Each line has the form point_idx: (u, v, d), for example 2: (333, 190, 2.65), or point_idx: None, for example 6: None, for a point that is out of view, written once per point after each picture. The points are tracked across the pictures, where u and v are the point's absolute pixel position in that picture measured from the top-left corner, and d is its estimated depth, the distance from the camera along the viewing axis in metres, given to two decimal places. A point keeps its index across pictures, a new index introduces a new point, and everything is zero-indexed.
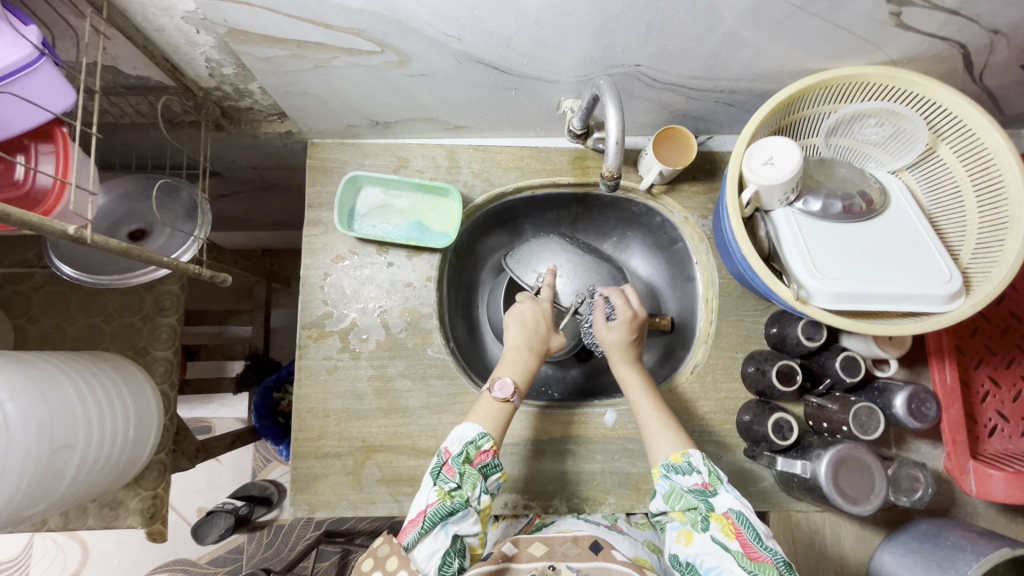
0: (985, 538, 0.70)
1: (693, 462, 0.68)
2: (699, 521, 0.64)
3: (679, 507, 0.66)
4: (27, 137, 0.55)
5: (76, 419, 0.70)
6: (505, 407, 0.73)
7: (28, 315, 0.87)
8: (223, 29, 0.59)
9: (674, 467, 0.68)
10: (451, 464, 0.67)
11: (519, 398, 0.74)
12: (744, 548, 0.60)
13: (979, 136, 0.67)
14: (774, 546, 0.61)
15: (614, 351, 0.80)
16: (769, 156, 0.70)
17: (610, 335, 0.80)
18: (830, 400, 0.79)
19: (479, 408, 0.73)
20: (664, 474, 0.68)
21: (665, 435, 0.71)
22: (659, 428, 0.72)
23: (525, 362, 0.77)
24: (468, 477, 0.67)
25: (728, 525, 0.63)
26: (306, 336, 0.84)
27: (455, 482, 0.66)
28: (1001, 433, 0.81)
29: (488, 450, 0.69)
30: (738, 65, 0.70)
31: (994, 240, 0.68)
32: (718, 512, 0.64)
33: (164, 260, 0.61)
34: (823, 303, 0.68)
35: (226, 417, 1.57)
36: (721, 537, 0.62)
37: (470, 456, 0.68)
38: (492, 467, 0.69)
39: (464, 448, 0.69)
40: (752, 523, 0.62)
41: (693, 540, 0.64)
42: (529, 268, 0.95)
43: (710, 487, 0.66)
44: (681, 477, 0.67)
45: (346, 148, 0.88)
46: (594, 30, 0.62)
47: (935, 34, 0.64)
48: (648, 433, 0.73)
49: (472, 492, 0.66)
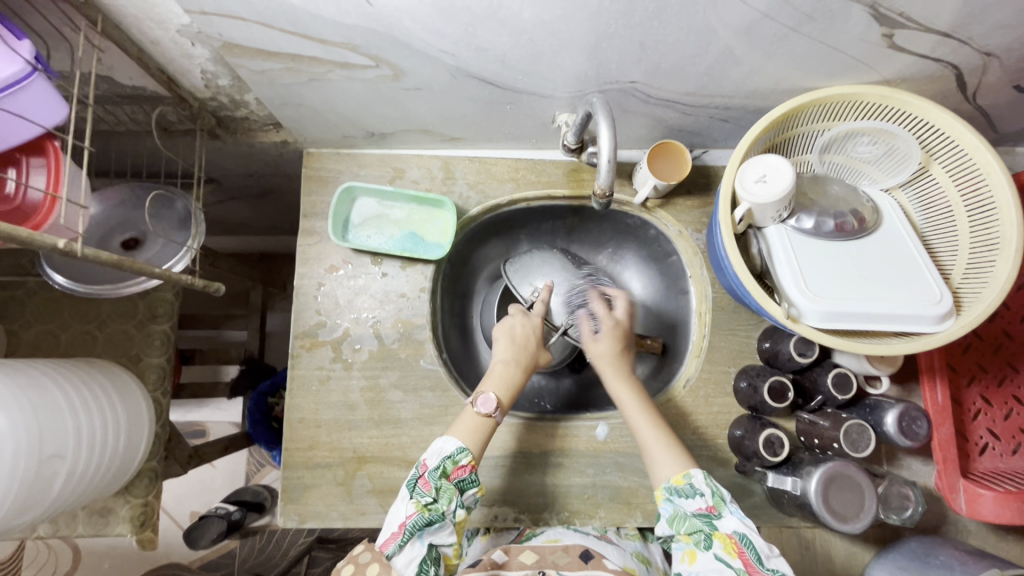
0: (974, 557, 0.71)
1: (695, 485, 0.68)
2: (703, 541, 0.65)
3: (684, 531, 0.67)
4: (18, 150, 0.55)
5: (66, 428, 0.70)
6: (486, 422, 0.73)
7: (21, 320, 0.87)
8: (218, 42, 0.59)
9: (676, 489, 0.68)
10: (427, 477, 0.68)
11: (501, 412, 0.74)
12: (746, 567, 0.61)
13: (972, 157, 0.68)
14: (777, 566, 0.61)
15: (605, 363, 0.81)
16: (762, 174, 0.70)
17: (597, 347, 0.82)
18: (822, 416, 0.79)
19: (462, 424, 0.73)
20: (667, 498, 0.68)
21: (666, 455, 0.71)
22: (659, 447, 0.72)
23: (511, 377, 0.78)
24: (444, 491, 0.67)
25: (731, 545, 0.63)
26: (298, 346, 0.84)
27: (431, 496, 0.66)
28: (992, 452, 0.81)
29: (465, 465, 0.68)
30: (732, 83, 0.71)
31: (985, 261, 0.68)
32: (721, 533, 0.64)
33: (156, 272, 0.61)
34: (814, 322, 0.68)
35: (220, 421, 1.56)
36: (724, 555, 0.63)
37: (447, 471, 0.68)
38: (469, 481, 0.69)
39: (441, 462, 0.68)
40: (755, 544, 0.62)
41: (697, 559, 0.64)
42: (526, 280, 0.93)
43: (715, 510, 0.66)
44: (684, 500, 0.67)
45: (342, 159, 0.88)
46: (588, 47, 0.62)
47: (927, 55, 0.65)
48: (648, 450, 0.73)
49: (449, 505, 0.66)
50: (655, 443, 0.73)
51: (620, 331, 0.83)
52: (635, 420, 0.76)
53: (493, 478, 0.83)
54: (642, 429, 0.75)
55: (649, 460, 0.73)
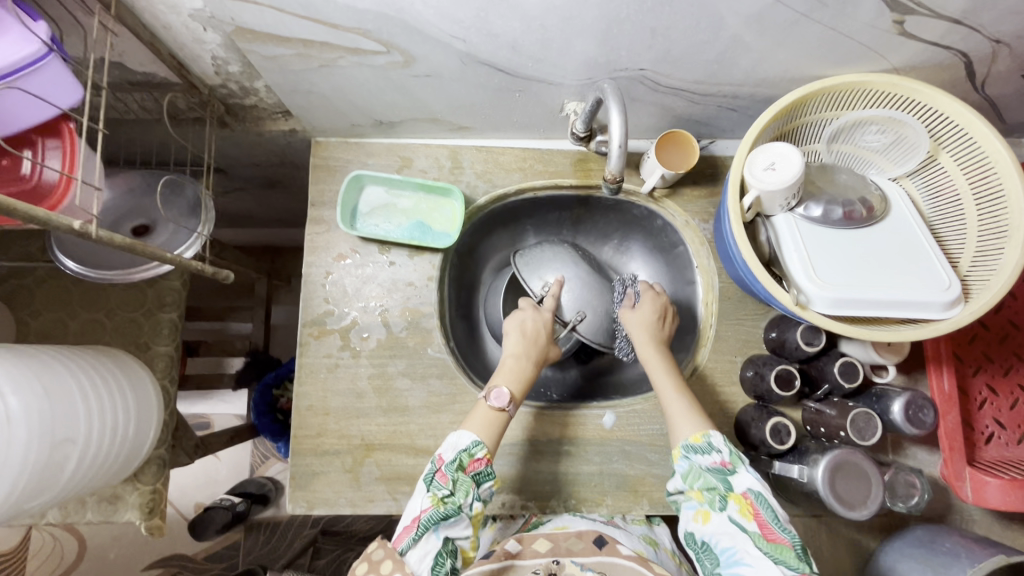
0: (980, 545, 0.71)
1: (713, 443, 0.69)
2: (718, 501, 0.66)
3: (697, 487, 0.68)
4: (34, 132, 0.56)
5: (77, 411, 0.71)
6: (498, 415, 0.73)
7: (30, 308, 0.87)
8: (230, 27, 0.59)
9: (694, 447, 0.69)
10: (444, 470, 0.68)
11: (513, 406, 0.74)
12: (762, 529, 0.62)
13: (980, 144, 0.68)
14: (793, 529, 0.62)
15: (639, 331, 0.84)
16: (771, 162, 0.70)
17: (634, 313, 0.86)
18: (828, 405, 0.79)
19: (474, 417, 0.73)
20: (685, 455, 0.70)
21: (687, 417, 0.72)
22: (681, 410, 0.73)
23: (523, 370, 0.79)
24: (461, 484, 0.67)
25: (746, 505, 0.64)
26: (307, 334, 0.84)
27: (448, 489, 0.67)
28: (998, 441, 0.81)
29: (481, 458, 0.69)
30: (741, 71, 0.71)
31: (993, 249, 0.68)
32: (736, 493, 0.65)
33: (168, 257, 0.61)
34: (823, 309, 0.68)
35: (226, 413, 1.57)
36: (740, 518, 0.64)
37: (464, 463, 0.68)
38: (485, 474, 0.69)
39: (457, 455, 0.69)
40: (770, 504, 0.63)
41: (710, 520, 0.66)
42: (537, 274, 0.93)
43: (730, 466, 0.67)
44: (700, 457, 0.69)
45: (350, 147, 0.88)
46: (599, 33, 0.62)
47: (937, 42, 0.65)
48: (670, 415, 0.74)
49: (465, 499, 0.67)
50: (677, 407, 0.74)
51: (658, 305, 0.87)
52: (660, 381, 0.77)
53: (501, 466, 0.83)
54: (665, 390, 0.76)
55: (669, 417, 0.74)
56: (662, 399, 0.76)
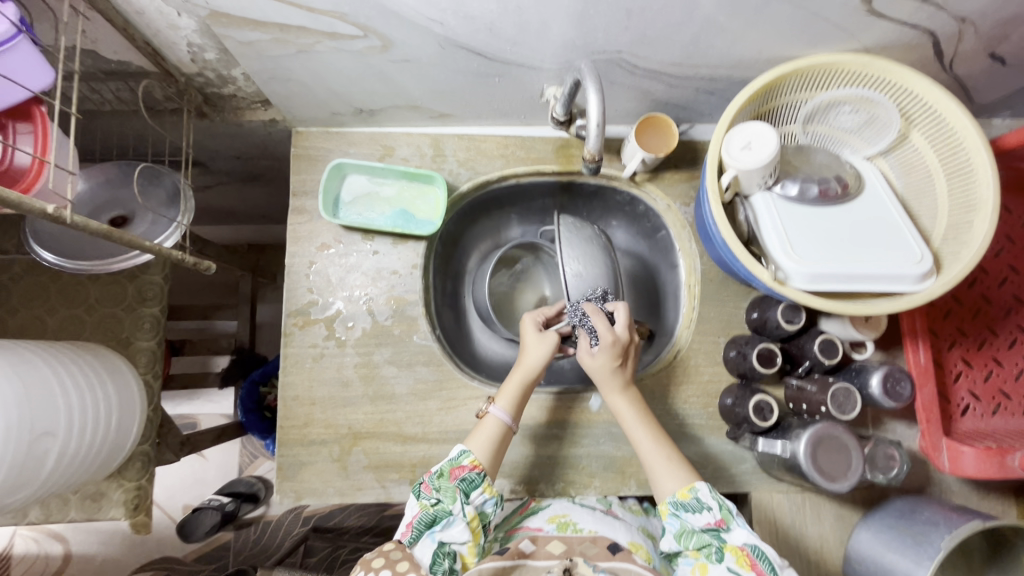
0: (958, 513, 0.73)
1: (701, 498, 0.69)
2: (714, 554, 0.66)
3: (692, 545, 0.68)
4: (5, 116, 0.55)
5: (56, 407, 0.70)
6: (500, 430, 0.74)
7: (7, 305, 0.85)
8: (205, 11, 0.59)
9: (683, 504, 0.69)
10: (428, 481, 0.70)
11: (505, 415, 0.75)
12: None
13: (950, 123, 0.70)
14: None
15: (602, 379, 0.77)
16: (748, 141, 0.71)
17: (592, 361, 0.77)
18: (810, 381, 0.81)
19: (478, 432, 0.74)
20: (674, 512, 0.70)
21: (668, 470, 0.72)
22: (661, 464, 0.73)
23: (514, 381, 0.77)
24: (446, 491, 0.68)
25: (744, 557, 0.64)
26: (291, 324, 0.83)
27: (434, 497, 0.68)
28: (973, 412, 0.83)
29: (465, 465, 0.70)
30: (717, 52, 0.71)
31: (963, 223, 0.70)
32: (731, 545, 0.66)
33: (145, 245, 0.60)
34: (801, 284, 0.69)
35: (212, 414, 1.55)
36: (737, 568, 0.64)
37: (447, 472, 0.70)
38: (472, 482, 0.69)
39: (441, 466, 0.71)
40: (767, 555, 0.64)
41: (709, 572, 0.65)
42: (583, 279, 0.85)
43: (724, 524, 0.67)
44: (692, 515, 0.68)
45: (331, 137, 0.88)
46: (575, 15, 0.62)
47: (906, 21, 0.66)
48: (650, 464, 0.74)
49: (454, 504, 0.67)
50: (657, 458, 0.74)
51: (617, 350, 0.76)
52: (633, 431, 0.76)
53: None
54: (640, 440, 0.75)
55: (649, 472, 0.74)
56: (639, 450, 0.75)
